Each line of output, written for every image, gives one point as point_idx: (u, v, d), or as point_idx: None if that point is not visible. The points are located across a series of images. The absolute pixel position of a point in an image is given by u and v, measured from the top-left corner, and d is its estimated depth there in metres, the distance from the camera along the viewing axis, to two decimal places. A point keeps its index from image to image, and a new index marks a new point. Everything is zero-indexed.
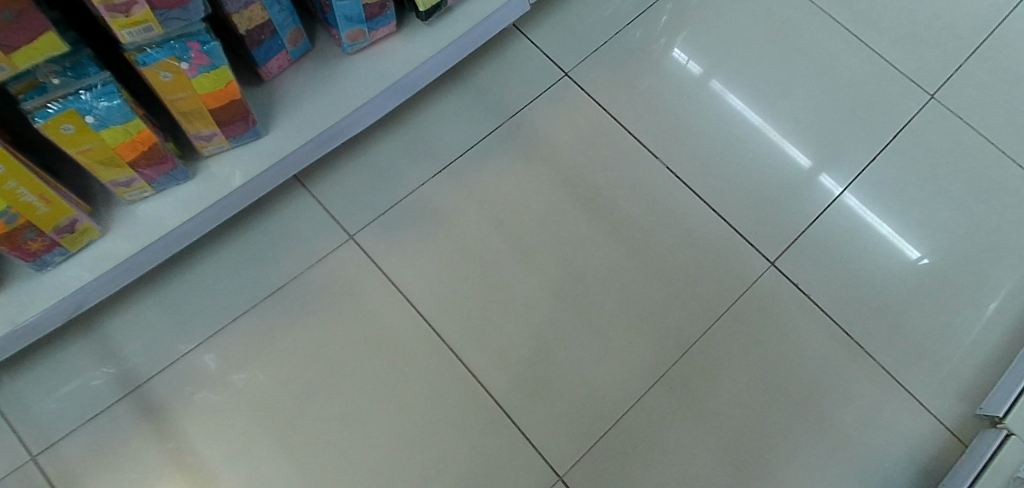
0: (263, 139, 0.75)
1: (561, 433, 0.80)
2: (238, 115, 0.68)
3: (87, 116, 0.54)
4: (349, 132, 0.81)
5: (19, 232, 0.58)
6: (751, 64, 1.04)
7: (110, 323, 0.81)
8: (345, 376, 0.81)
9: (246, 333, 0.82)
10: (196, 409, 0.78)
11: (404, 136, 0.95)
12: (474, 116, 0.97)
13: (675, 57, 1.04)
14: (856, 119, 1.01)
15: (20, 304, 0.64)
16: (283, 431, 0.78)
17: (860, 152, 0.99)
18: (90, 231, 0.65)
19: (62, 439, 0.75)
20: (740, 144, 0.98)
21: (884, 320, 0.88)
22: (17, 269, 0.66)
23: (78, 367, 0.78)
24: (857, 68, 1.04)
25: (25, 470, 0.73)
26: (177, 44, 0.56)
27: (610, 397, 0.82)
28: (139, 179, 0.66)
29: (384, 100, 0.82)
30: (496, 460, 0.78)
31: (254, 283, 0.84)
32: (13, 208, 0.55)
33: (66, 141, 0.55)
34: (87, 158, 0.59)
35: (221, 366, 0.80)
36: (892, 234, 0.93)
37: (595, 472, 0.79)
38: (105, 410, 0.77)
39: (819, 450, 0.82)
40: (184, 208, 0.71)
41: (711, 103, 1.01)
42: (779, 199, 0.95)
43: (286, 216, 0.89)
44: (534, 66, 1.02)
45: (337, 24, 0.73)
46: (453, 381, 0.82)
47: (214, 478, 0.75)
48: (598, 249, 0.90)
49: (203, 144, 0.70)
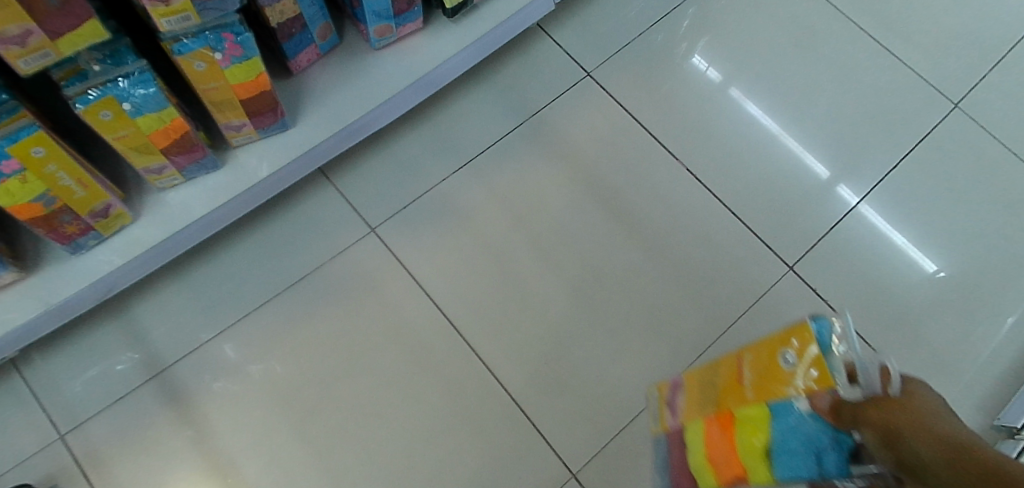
0: (290, 131, 0.76)
1: (576, 430, 0.81)
2: (267, 106, 0.69)
3: (125, 103, 0.55)
4: (374, 126, 0.83)
5: (56, 215, 0.59)
6: (773, 69, 1.04)
7: (137, 308, 0.83)
8: (364, 368, 0.82)
9: (267, 322, 0.83)
10: (219, 395, 0.79)
11: (426, 132, 0.96)
12: (496, 114, 0.98)
13: (694, 63, 1.04)
14: (877, 126, 1.00)
15: (55, 285, 0.66)
16: (303, 419, 0.79)
17: (881, 160, 0.98)
18: (122, 216, 0.67)
19: (90, 420, 0.77)
20: (759, 150, 0.98)
21: (903, 328, 0.88)
22: (51, 252, 0.67)
23: (106, 350, 0.80)
24: (880, 74, 1.04)
25: (52, 449, 0.75)
26: (212, 34, 0.57)
27: (625, 397, 0.83)
28: (170, 167, 0.67)
29: (409, 95, 0.83)
30: (511, 455, 0.79)
31: (276, 273, 0.86)
32: (52, 191, 0.56)
33: (103, 127, 0.56)
34: (122, 145, 0.60)
35: (244, 354, 0.82)
36: (907, 244, 0.93)
37: (610, 470, 0.79)
38: (131, 393, 0.79)
39: None
40: (213, 196, 0.72)
41: (731, 109, 1.01)
42: (799, 204, 0.95)
43: (310, 207, 0.90)
44: (556, 65, 1.02)
45: (366, 19, 0.75)
46: (470, 375, 0.82)
47: (234, 464, 0.77)
48: (616, 250, 0.91)
49: (233, 134, 0.71)
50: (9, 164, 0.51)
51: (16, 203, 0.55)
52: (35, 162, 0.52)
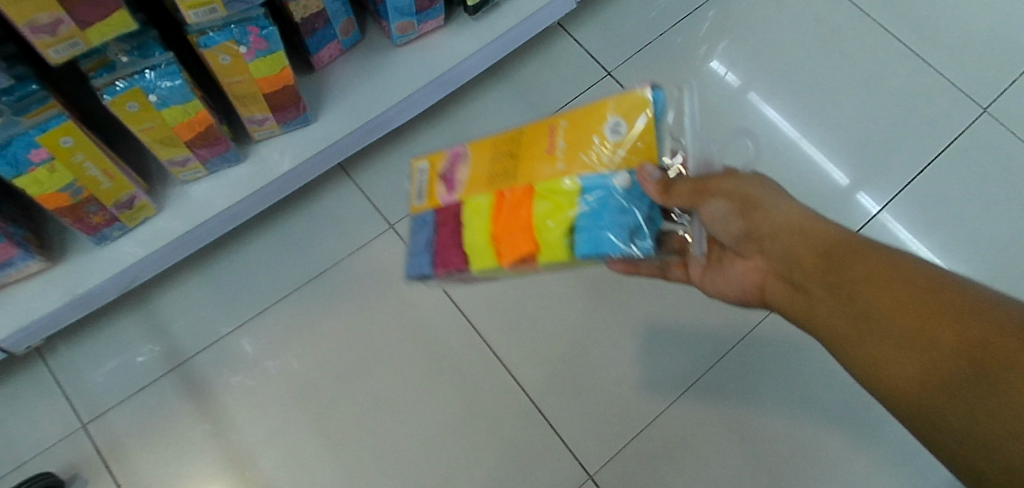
0: (312, 126, 0.76)
1: (593, 431, 0.80)
2: (290, 100, 0.70)
3: (151, 94, 0.56)
4: (394, 122, 0.83)
5: (83, 205, 0.60)
6: (796, 70, 1.02)
7: (159, 299, 0.84)
8: (380, 364, 0.82)
9: (286, 317, 0.84)
10: (237, 388, 0.80)
11: (446, 130, 0.96)
12: (516, 113, 0.98)
13: (711, 68, 1.03)
14: (904, 128, 0.98)
15: (80, 275, 0.67)
16: (319, 414, 0.79)
17: (908, 163, 0.96)
18: (146, 208, 0.68)
19: (111, 410, 0.78)
20: (777, 156, 0.97)
21: None
22: (77, 241, 0.68)
23: (128, 341, 0.81)
24: (907, 76, 1.01)
25: (74, 437, 0.76)
26: (238, 28, 0.57)
27: (644, 399, 0.82)
28: (194, 159, 0.68)
29: (430, 92, 0.83)
30: (527, 455, 0.78)
31: (296, 268, 0.86)
32: (79, 181, 0.57)
33: (130, 118, 0.57)
34: (148, 137, 0.61)
35: (262, 348, 0.82)
36: (928, 254, 0.91)
37: (627, 472, 0.78)
38: (152, 384, 0.79)
39: (860, 466, 0.79)
40: (235, 190, 0.73)
41: (748, 113, 1.00)
42: (822, 207, 0.93)
43: (329, 202, 0.90)
44: (577, 64, 1.02)
45: (388, 16, 0.75)
46: (487, 374, 0.82)
47: (251, 458, 0.77)
48: None
49: (255, 128, 0.72)
50: (38, 153, 0.51)
51: (44, 192, 0.56)
52: (63, 151, 0.53)
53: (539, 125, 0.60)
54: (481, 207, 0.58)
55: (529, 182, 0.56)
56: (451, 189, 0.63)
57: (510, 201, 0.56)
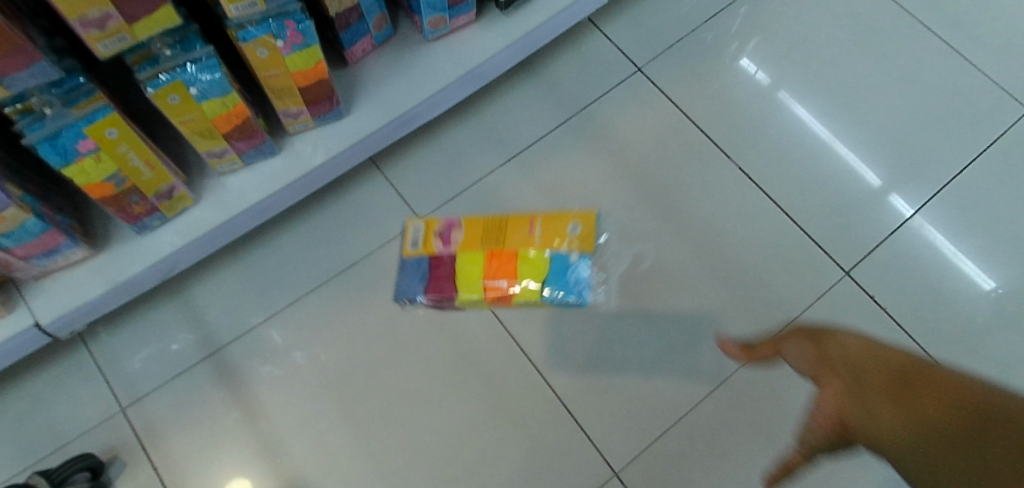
0: (345, 120, 0.77)
1: (620, 429, 0.79)
2: (324, 94, 0.70)
3: (191, 88, 0.57)
4: (425, 116, 0.83)
5: (126, 195, 0.62)
6: (830, 67, 1.00)
7: (194, 288, 0.86)
8: (408, 356, 0.83)
9: (317, 308, 0.85)
10: (268, 377, 0.81)
11: (475, 126, 0.96)
12: (544, 109, 0.98)
13: (741, 66, 1.01)
14: (942, 128, 0.95)
15: (122, 263, 0.69)
16: (348, 404, 0.80)
17: (946, 162, 0.93)
18: (185, 199, 0.69)
19: (148, 395, 0.80)
20: (808, 157, 0.94)
21: (966, 340, 0.84)
22: (118, 230, 0.70)
23: (164, 329, 0.83)
24: (947, 74, 0.99)
25: (113, 421, 0.78)
26: (275, 22, 0.58)
27: (671, 398, 0.81)
28: (231, 151, 0.69)
29: (460, 87, 0.83)
30: (553, 451, 0.78)
31: (326, 260, 0.88)
32: (122, 171, 0.58)
33: (171, 111, 0.58)
34: (188, 129, 0.62)
35: (293, 338, 0.83)
36: (958, 254, 0.88)
37: (654, 471, 0.78)
38: (187, 371, 0.81)
39: (893, 472, 0.77)
40: (270, 182, 0.74)
41: (779, 112, 0.97)
42: (857, 206, 0.91)
43: (360, 195, 0.92)
44: (607, 60, 1.01)
45: (420, 10, 0.75)
46: (513, 368, 0.82)
47: (282, 445, 0.78)
48: (664, 248, 0.89)
49: (290, 121, 0.73)
50: (85, 144, 0.53)
51: (90, 182, 0.57)
52: (108, 142, 0.54)
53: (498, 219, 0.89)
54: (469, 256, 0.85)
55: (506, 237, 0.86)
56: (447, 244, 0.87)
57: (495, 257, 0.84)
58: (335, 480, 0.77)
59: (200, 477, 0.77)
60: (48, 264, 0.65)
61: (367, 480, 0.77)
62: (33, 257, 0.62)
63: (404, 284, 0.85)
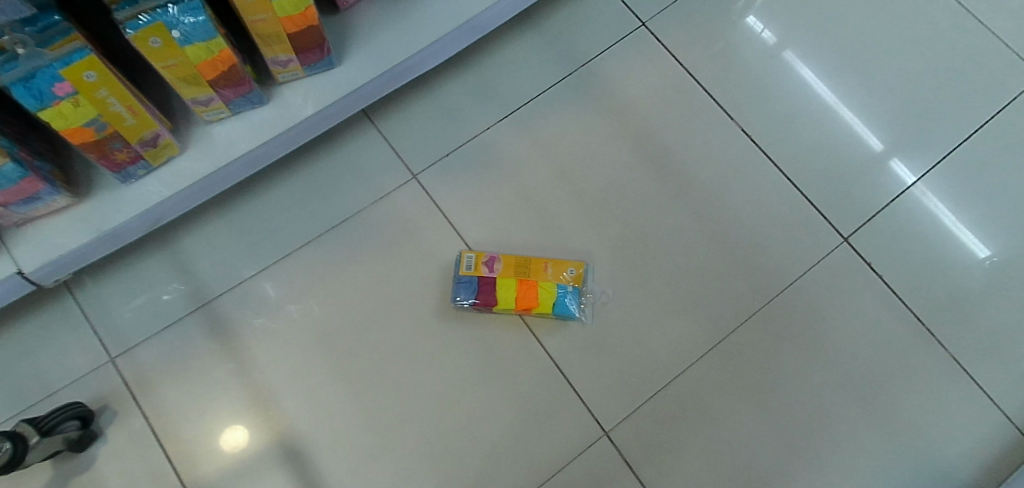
0: (336, 70, 0.74)
1: (610, 390, 0.80)
2: (315, 42, 0.67)
3: (174, 31, 0.53)
4: (420, 68, 0.80)
5: (107, 141, 0.60)
6: (840, 27, 0.97)
7: (183, 240, 0.84)
8: (400, 314, 0.82)
9: (309, 263, 0.84)
10: (260, 331, 0.81)
11: (471, 79, 0.93)
12: (543, 64, 0.94)
13: (748, 23, 0.97)
14: (951, 94, 0.93)
15: (106, 212, 0.67)
16: (340, 359, 0.80)
17: (954, 130, 0.91)
18: (170, 147, 0.67)
19: (138, 345, 0.80)
20: (813, 120, 0.92)
21: (959, 310, 0.84)
22: (101, 179, 0.68)
23: (153, 280, 0.82)
24: (961, 38, 0.95)
25: (103, 370, 0.78)
26: None
27: (661, 360, 0.81)
28: (217, 99, 0.66)
29: (457, 38, 0.80)
30: (543, 409, 0.79)
31: (318, 215, 0.86)
32: (103, 117, 0.56)
33: (153, 54, 0.55)
34: (171, 74, 0.59)
35: (284, 292, 0.83)
36: (956, 224, 0.87)
37: (642, 431, 0.79)
38: (177, 323, 0.81)
39: (876, 435, 0.79)
40: (259, 133, 0.72)
41: (785, 73, 0.94)
42: (859, 172, 0.90)
43: (352, 150, 0.89)
44: (610, 14, 0.97)
45: None
46: (505, 328, 0.82)
47: (275, 398, 0.79)
48: (661, 210, 0.88)
49: (279, 69, 0.70)
50: (62, 87, 0.50)
51: (69, 126, 0.55)
52: (87, 86, 0.52)
53: (543, 261, 0.83)
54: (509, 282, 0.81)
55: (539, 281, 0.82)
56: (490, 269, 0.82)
57: (525, 290, 0.81)
58: (328, 432, 0.78)
59: (193, 427, 0.77)
60: (29, 211, 0.63)
61: (359, 433, 0.78)
62: (13, 203, 0.60)
63: (458, 294, 0.81)
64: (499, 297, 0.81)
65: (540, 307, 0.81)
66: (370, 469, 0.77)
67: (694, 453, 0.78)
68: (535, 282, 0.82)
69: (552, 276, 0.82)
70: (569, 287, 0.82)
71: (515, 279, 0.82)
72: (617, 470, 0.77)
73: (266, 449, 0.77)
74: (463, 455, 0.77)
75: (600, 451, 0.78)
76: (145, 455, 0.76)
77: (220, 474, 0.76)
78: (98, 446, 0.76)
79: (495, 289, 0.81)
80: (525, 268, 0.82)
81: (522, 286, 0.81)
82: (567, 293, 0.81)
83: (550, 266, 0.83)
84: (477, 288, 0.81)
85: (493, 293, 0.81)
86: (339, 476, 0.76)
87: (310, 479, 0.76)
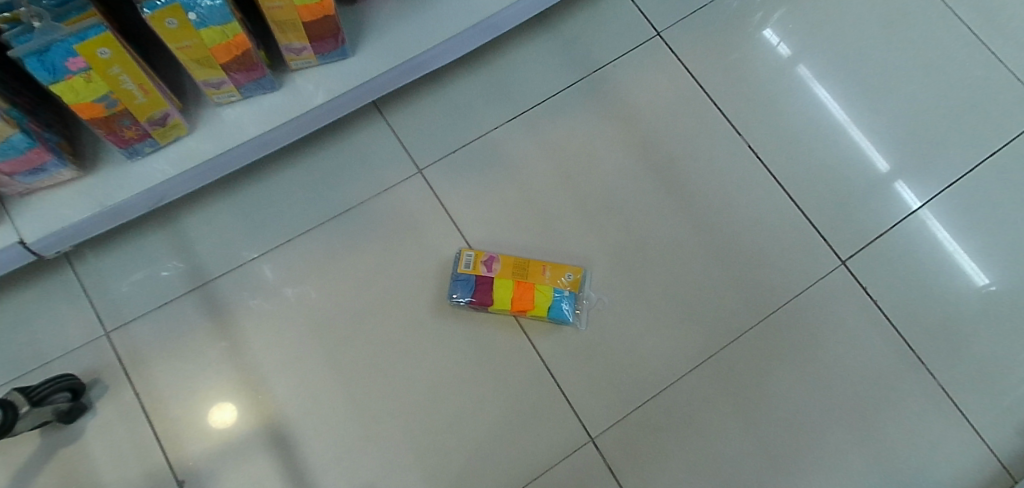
0: (350, 60, 0.74)
1: (599, 396, 0.81)
2: (330, 32, 0.67)
3: (190, 13, 0.53)
4: (431, 64, 0.80)
5: (116, 118, 0.60)
6: (855, 49, 0.97)
7: (185, 219, 0.85)
8: (396, 308, 0.83)
9: (309, 249, 0.84)
10: (255, 314, 0.81)
11: (483, 77, 0.93)
12: (556, 67, 0.94)
13: (765, 37, 0.97)
14: (958, 122, 0.93)
15: (110, 187, 0.67)
16: (334, 349, 0.81)
17: (960, 159, 0.91)
18: (179, 127, 0.67)
19: (133, 321, 0.80)
20: (821, 139, 0.92)
21: (952, 339, 0.84)
22: (107, 153, 0.68)
23: (153, 256, 0.83)
24: (973, 68, 0.96)
25: (97, 344, 0.79)
26: None
27: (652, 369, 0.82)
28: (229, 83, 0.66)
29: (471, 36, 0.80)
30: (531, 411, 0.80)
31: (321, 203, 0.86)
32: (114, 93, 0.56)
33: (168, 34, 0.55)
34: (185, 55, 0.59)
35: (283, 277, 0.83)
36: (957, 251, 0.88)
37: (628, 439, 0.79)
38: (174, 300, 0.81)
39: (859, 458, 0.79)
40: (268, 118, 0.72)
41: (799, 89, 0.95)
42: (863, 195, 0.90)
43: (360, 140, 0.90)
44: (626, 21, 0.97)
45: None
46: (499, 327, 0.82)
47: (266, 382, 0.79)
48: (662, 220, 0.88)
49: (293, 57, 0.70)
50: (76, 62, 0.50)
51: (79, 101, 0.55)
52: (100, 62, 0.52)
53: (541, 264, 0.84)
54: (507, 281, 0.82)
55: (535, 283, 0.82)
56: (489, 268, 0.83)
57: (523, 292, 0.82)
58: (315, 419, 0.78)
59: (183, 405, 0.78)
60: (34, 182, 0.63)
61: (347, 422, 0.78)
62: (19, 173, 0.60)
63: (455, 291, 0.81)
64: (495, 296, 0.81)
65: (535, 309, 0.81)
66: (356, 459, 0.77)
67: (678, 464, 0.79)
68: (532, 284, 0.82)
69: (549, 279, 0.83)
70: (565, 292, 0.82)
71: (513, 280, 0.82)
72: (601, 476, 0.78)
73: (254, 432, 0.77)
74: (449, 450, 0.78)
75: (585, 456, 0.78)
76: (133, 430, 0.76)
77: (207, 455, 0.76)
78: (88, 419, 0.76)
79: (492, 289, 0.81)
80: (522, 269, 0.83)
81: (519, 287, 0.82)
82: (564, 298, 0.82)
83: (548, 270, 0.83)
84: (474, 286, 0.81)
85: (490, 292, 0.81)
86: (324, 464, 0.77)
87: (296, 466, 0.77)
